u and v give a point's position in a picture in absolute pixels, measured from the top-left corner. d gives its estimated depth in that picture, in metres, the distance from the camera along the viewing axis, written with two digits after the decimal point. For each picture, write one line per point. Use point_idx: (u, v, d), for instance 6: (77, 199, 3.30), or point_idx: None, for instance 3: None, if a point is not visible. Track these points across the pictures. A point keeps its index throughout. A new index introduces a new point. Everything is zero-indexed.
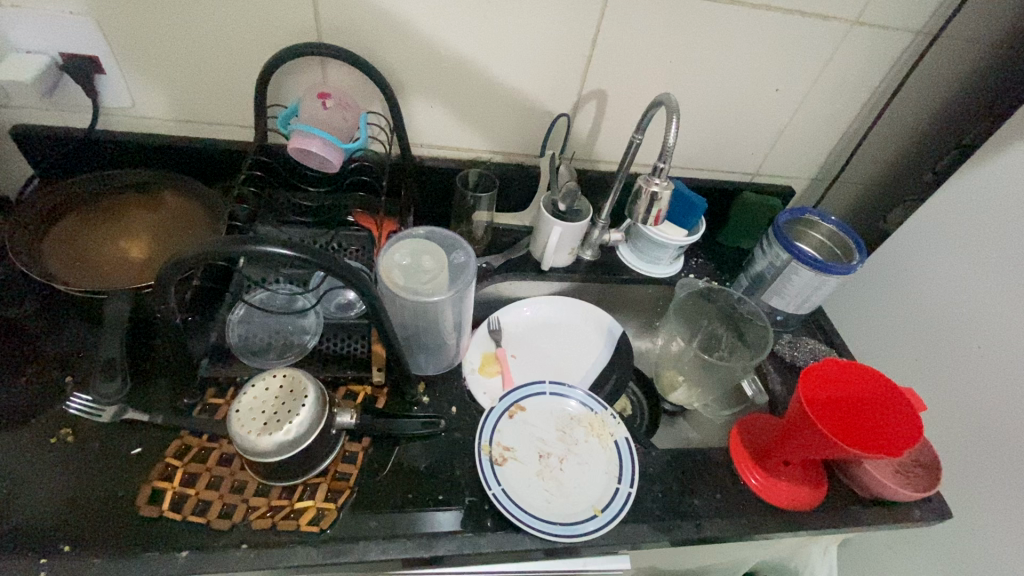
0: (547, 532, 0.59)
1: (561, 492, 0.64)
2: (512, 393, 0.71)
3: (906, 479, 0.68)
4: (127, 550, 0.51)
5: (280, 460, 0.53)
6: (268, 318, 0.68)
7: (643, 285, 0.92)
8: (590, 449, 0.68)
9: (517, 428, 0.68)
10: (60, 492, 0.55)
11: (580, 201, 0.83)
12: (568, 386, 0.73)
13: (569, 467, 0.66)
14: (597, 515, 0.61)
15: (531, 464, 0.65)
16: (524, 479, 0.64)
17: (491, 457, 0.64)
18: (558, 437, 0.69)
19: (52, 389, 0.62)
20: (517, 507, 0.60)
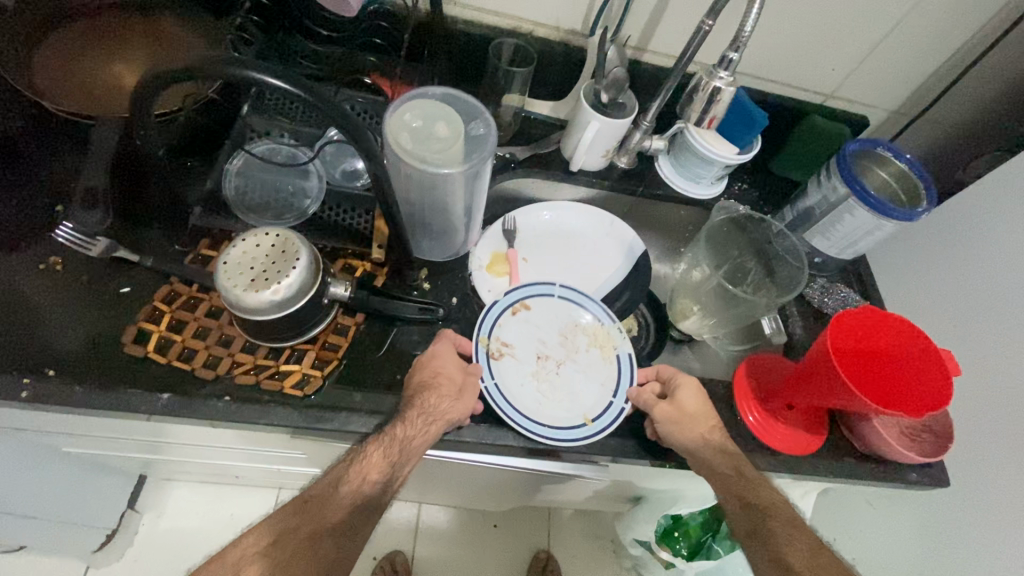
0: (532, 432, 0.58)
1: (553, 397, 0.62)
2: (522, 288, 0.67)
3: (910, 442, 0.65)
4: (111, 384, 0.52)
5: (266, 320, 0.51)
6: (268, 175, 0.63)
7: (677, 204, 0.85)
8: (591, 358, 0.66)
9: (519, 324, 0.66)
10: (47, 317, 0.54)
11: (626, 95, 0.74)
12: (583, 294, 0.69)
13: (566, 373, 0.64)
14: (585, 425, 0.61)
15: (527, 362, 0.64)
16: (519, 378, 0.62)
17: (487, 351, 0.62)
18: (560, 342, 0.66)
19: (42, 216, 0.59)
20: (505, 406, 0.59)
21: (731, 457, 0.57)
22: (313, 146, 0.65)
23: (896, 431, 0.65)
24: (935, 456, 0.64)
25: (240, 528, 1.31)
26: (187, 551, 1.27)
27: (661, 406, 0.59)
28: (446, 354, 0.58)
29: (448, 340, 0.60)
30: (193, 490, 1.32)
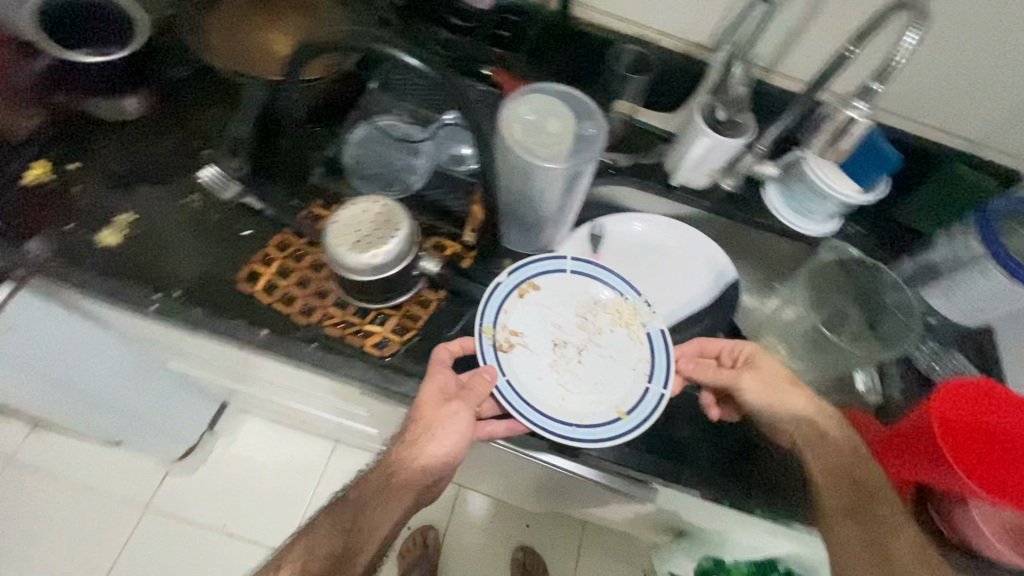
0: (567, 438, 0.56)
1: (580, 389, 0.60)
2: (523, 268, 0.62)
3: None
4: (222, 312, 0.58)
5: (361, 281, 0.55)
6: (383, 148, 0.67)
7: (778, 237, 0.80)
8: (615, 340, 0.63)
9: (524, 307, 0.62)
10: (181, 245, 0.62)
11: (745, 115, 0.70)
12: (595, 267, 0.65)
13: (587, 360, 0.61)
14: (622, 419, 0.58)
15: (540, 352, 0.61)
16: (536, 373, 0.60)
17: (494, 342, 0.59)
18: (576, 327, 0.63)
19: (191, 157, 0.67)
20: (526, 409, 0.57)
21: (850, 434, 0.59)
22: (427, 127, 0.68)
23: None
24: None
25: (297, 470, 1.41)
26: (249, 480, 1.38)
27: (748, 377, 0.61)
28: (433, 390, 0.55)
29: (439, 369, 0.56)
30: (262, 426, 1.44)
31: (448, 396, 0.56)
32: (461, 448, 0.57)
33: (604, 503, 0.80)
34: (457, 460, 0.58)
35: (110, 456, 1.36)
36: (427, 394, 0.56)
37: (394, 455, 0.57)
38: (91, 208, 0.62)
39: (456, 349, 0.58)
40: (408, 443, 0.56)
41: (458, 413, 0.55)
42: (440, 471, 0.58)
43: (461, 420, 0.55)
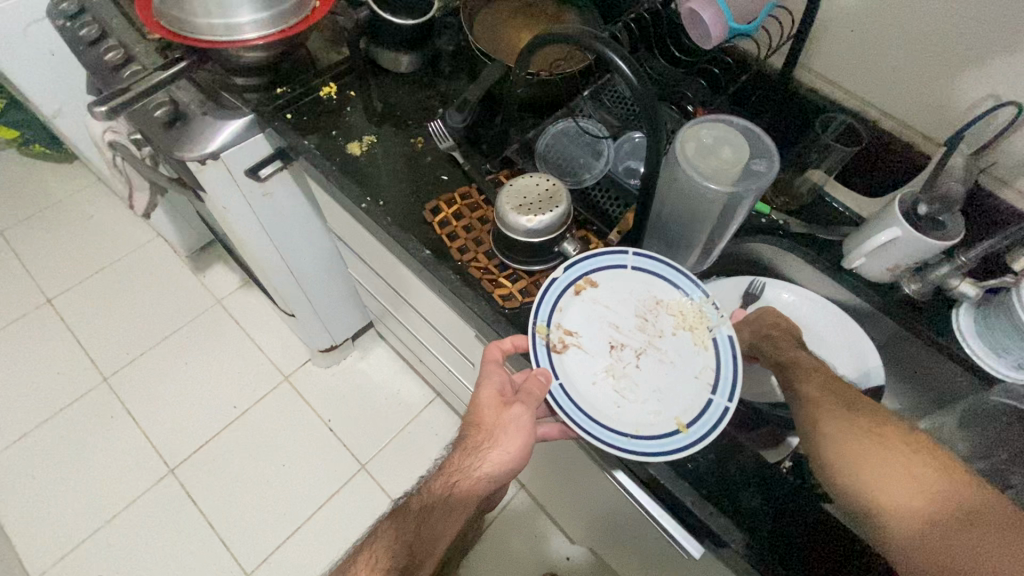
0: (622, 448, 0.58)
1: (635, 397, 0.61)
2: (581, 267, 0.65)
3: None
4: (404, 227, 0.73)
5: (512, 238, 0.64)
6: (571, 144, 0.76)
7: (953, 363, 0.69)
8: (675, 346, 0.63)
9: (581, 308, 0.65)
10: (395, 169, 0.78)
11: (953, 217, 0.65)
12: (658, 266, 0.66)
13: (644, 365, 0.63)
14: (681, 432, 0.59)
15: (594, 356, 0.63)
16: (589, 375, 0.62)
17: (549, 343, 0.63)
18: (635, 329, 0.64)
19: (428, 109, 0.84)
20: (577, 416, 0.59)
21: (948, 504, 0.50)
22: (616, 139, 0.76)
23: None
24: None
25: (398, 403, 1.59)
26: (361, 393, 1.60)
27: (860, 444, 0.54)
28: (494, 394, 0.68)
29: (492, 368, 0.67)
30: (387, 355, 1.66)
31: (503, 403, 0.67)
32: (518, 461, 0.68)
33: (652, 544, 0.79)
34: (509, 470, 0.69)
35: (278, 330, 1.69)
36: (488, 398, 0.67)
37: (458, 463, 0.68)
38: (352, 124, 0.82)
39: (509, 346, 0.65)
40: (470, 451, 0.68)
41: (518, 417, 0.66)
42: (495, 481, 0.68)
43: (519, 429, 0.66)
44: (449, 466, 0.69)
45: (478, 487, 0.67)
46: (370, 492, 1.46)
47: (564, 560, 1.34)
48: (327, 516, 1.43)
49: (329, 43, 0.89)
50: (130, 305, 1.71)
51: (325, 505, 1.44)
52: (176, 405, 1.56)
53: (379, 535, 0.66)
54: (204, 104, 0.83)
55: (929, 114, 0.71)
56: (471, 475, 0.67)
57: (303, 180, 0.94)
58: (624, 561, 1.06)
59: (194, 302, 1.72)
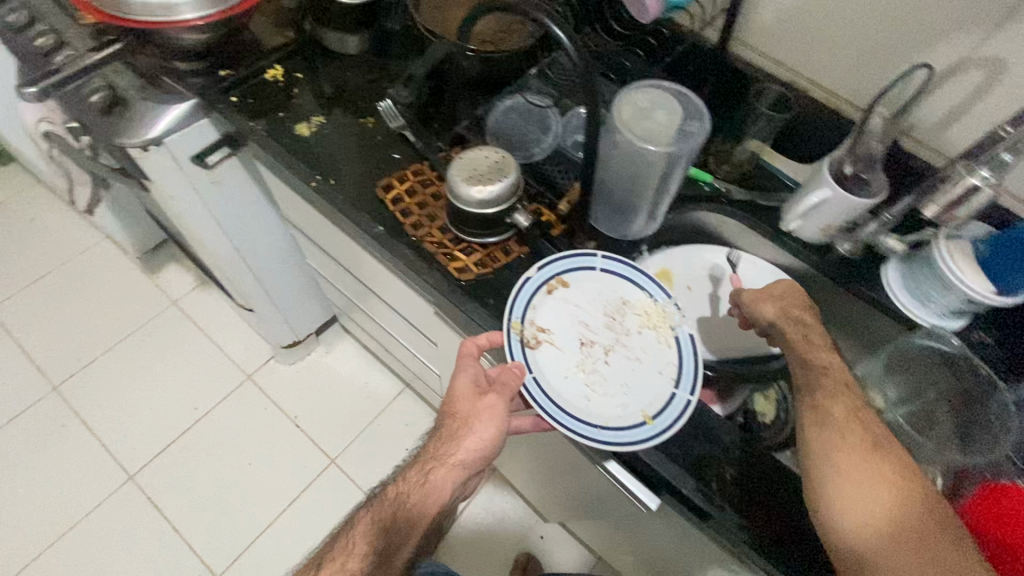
0: (593, 438, 0.61)
1: (606, 392, 0.64)
2: (554, 266, 0.68)
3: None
4: (356, 204, 0.73)
5: (463, 210, 0.65)
6: (521, 121, 0.78)
7: (883, 315, 0.74)
8: (642, 344, 0.67)
9: (553, 306, 0.67)
10: (347, 149, 0.78)
11: (876, 175, 0.70)
12: (625, 266, 0.69)
13: (614, 360, 0.66)
14: (648, 424, 0.62)
15: (567, 352, 0.66)
16: (562, 371, 0.64)
17: (523, 339, 0.65)
18: (604, 327, 0.67)
19: (377, 89, 0.84)
20: (552, 409, 0.61)
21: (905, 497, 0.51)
22: (564, 114, 0.78)
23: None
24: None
25: (368, 396, 1.58)
26: (329, 388, 1.58)
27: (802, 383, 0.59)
28: (470, 385, 0.69)
29: (469, 359, 0.68)
30: (354, 348, 1.64)
31: (480, 394, 0.69)
32: (492, 447, 0.69)
33: (619, 508, 0.82)
34: (484, 456, 0.70)
35: (239, 328, 1.65)
36: (463, 389, 0.68)
37: (434, 451, 0.69)
38: (301, 106, 0.82)
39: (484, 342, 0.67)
40: (447, 439, 0.69)
41: (495, 404, 0.67)
42: (470, 467, 0.70)
43: (495, 416, 0.67)
44: (426, 453, 0.70)
45: (453, 473, 0.68)
46: (342, 487, 1.45)
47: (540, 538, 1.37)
48: (299, 513, 1.41)
49: (273, 26, 0.87)
50: (80, 309, 1.64)
51: (296, 502, 1.42)
52: (133, 411, 1.51)
53: (354, 527, 0.68)
54: (144, 88, 0.80)
55: (852, 81, 0.75)
56: (446, 462, 0.68)
57: (254, 165, 0.92)
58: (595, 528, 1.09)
59: (149, 304, 1.67)
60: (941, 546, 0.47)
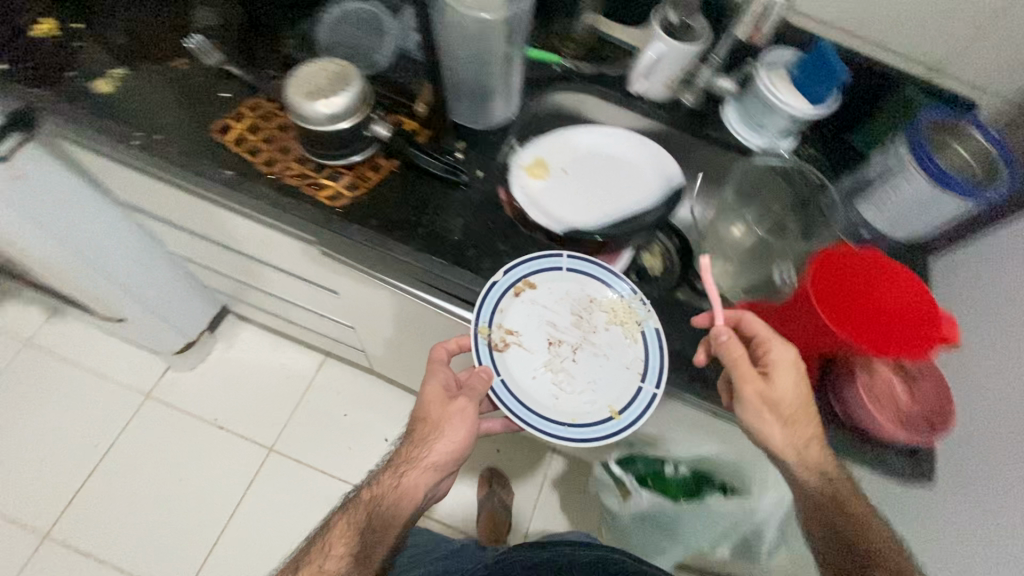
0: (559, 436, 0.63)
1: (574, 389, 0.65)
2: (520, 269, 0.67)
3: (761, 416, 0.59)
4: (196, 153, 0.66)
5: (315, 131, 0.61)
6: (353, 30, 0.74)
7: (731, 151, 0.82)
8: (609, 343, 0.67)
9: (520, 308, 0.67)
10: (164, 97, 0.69)
11: (696, 20, 0.76)
12: (591, 267, 0.69)
13: (580, 358, 0.67)
14: (614, 418, 0.64)
15: (534, 352, 0.67)
16: (531, 367, 0.66)
17: (490, 342, 0.65)
18: (570, 326, 0.68)
19: (176, 24, 0.73)
20: (518, 407, 0.63)
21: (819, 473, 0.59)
22: (396, 14, 0.74)
23: (755, 394, 0.58)
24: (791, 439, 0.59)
25: (289, 376, 1.51)
26: (243, 382, 1.49)
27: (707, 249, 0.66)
28: (438, 388, 0.67)
29: (440, 364, 0.68)
30: (258, 334, 1.54)
31: (450, 398, 0.66)
32: (463, 448, 0.67)
33: None
34: (454, 459, 0.67)
35: (117, 348, 1.48)
36: (433, 393, 0.66)
37: (406, 454, 0.67)
38: (91, 60, 0.70)
39: (453, 346, 0.69)
40: (416, 442, 0.66)
41: (466, 407, 0.65)
42: (444, 471, 0.67)
43: (467, 418, 0.65)
44: (399, 455, 0.67)
45: (426, 477, 0.65)
46: (290, 470, 1.41)
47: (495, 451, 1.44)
48: (251, 510, 1.36)
49: None
50: None
51: (244, 501, 1.37)
52: (22, 470, 1.33)
53: (330, 534, 0.67)
54: None
55: None
56: (417, 466, 0.65)
57: (61, 148, 0.80)
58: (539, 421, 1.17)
59: None
60: (843, 513, 0.59)
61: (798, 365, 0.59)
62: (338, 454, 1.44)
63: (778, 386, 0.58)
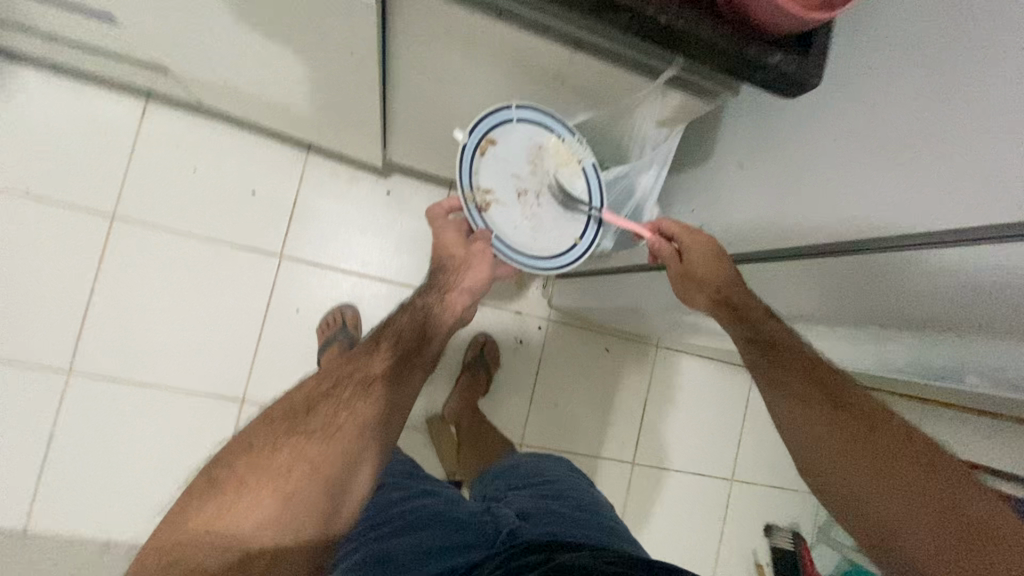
0: (548, 266, 0.82)
1: (544, 228, 0.82)
2: (481, 130, 0.76)
3: (683, 289, 0.76)
4: None
5: None
6: None
7: None
8: (561, 180, 0.82)
9: (489, 165, 0.78)
10: None
11: None
12: (537, 110, 0.78)
13: (544, 203, 0.82)
14: (578, 243, 0.83)
15: (510, 203, 0.80)
16: (508, 215, 0.80)
17: (476, 205, 0.78)
18: (530, 173, 0.81)
19: None
20: (511, 252, 0.79)
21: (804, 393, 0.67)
22: None
23: (677, 274, 0.76)
24: (713, 300, 0.73)
25: (103, 127, 1.23)
26: (48, 141, 1.21)
27: None
28: (454, 237, 0.83)
29: (441, 221, 0.84)
30: (44, 78, 1.20)
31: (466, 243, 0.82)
32: (485, 286, 0.83)
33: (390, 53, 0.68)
34: (480, 292, 0.84)
35: None
36: (448, 241, 0.83)
37: (446, 280, 0.81)
38: None
39: (446, 206, 0.85)
40: (453, 273, 0.81)
41: (485, 247, 0.78)
42: (471, 297, 0.83)
43: (487, 259, 0.80)
44: (438, 281, 0.81)
45: (461, 301, 0.82)
46: (145, 234, 1.25)
47: (385, 195, 1.38)
48: (113, 279, 1.23)
49: None
50: None
51: (103, 274, 1.22)
52: None
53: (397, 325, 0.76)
54: None
55: None
56: (455, 291, 0.81)
57: None
58: (408, 130, 1.03)
59: None
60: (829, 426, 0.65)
61: (711, 248, 0.74)
62: (197, 212, 1.27)
63: (689, 264, 0.75)
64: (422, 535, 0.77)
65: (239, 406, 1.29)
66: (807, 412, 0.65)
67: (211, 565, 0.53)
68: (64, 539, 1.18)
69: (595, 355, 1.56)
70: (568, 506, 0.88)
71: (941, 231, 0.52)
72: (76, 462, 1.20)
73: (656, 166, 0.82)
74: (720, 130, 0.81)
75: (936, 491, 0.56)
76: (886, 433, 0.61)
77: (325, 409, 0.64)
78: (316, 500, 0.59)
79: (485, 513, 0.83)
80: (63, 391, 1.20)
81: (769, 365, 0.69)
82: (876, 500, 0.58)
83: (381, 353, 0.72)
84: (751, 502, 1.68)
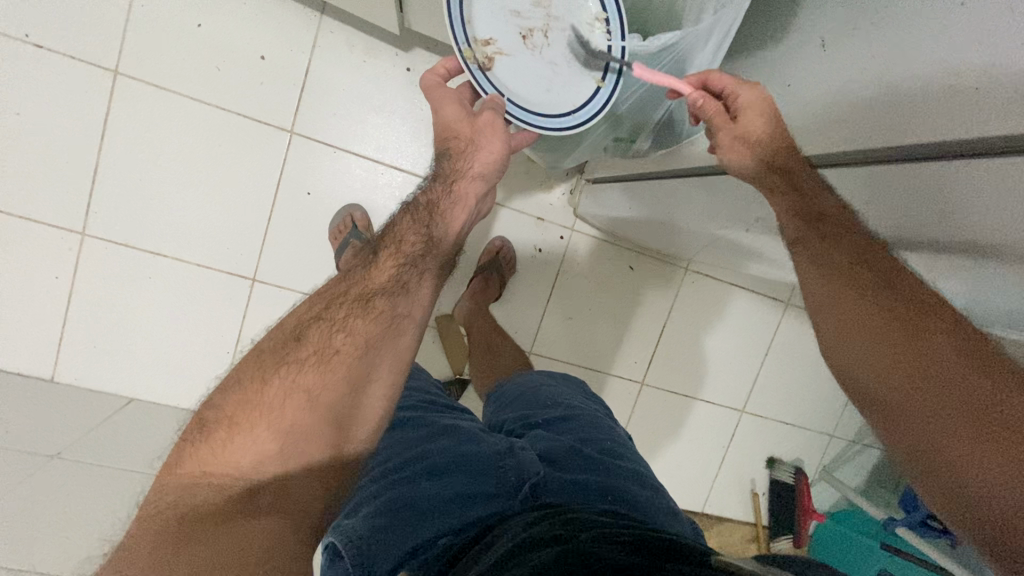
0: (572, 125, 0.72)
1: (560, 75, 0.71)
2: None
3: (730, 151, 0.64)
4: None
5: None
6: None
7: None
8: (568, 9, 0.70)
9: (483, 11, 0.68)
10: None
11: None
12: None
13: (554, 39, 0.71)
14: (603, 86, 0.72)
15: (518, 55, 0.70)
16: (517, 68, 0.70)
17: (479, 62, 0.68)
18: (531, 7, 0.69)
19: None
20: (530, 116, 0.70)
21: (875, 306, 0.56)
22: None
23: (729, 136, 0.64)
24: (763, 162, 0.63)
25: None
26: None
27: None
28: (456, 112, 0.71)
29: (435, 89, 0.73)
30: None
31: (471, 116, 0.70)
32: (501, 161, 0.72)
33: None
34: (495, 173, 0.73)
35: None
36: (449, 119, 0.71)
37: (451, 168, 0.71)
38: None
39: (441, 72, 0.73)
40: (459, 156, 0.70)
41: (495, 118, 0.69)
42: (486, 182, 0.72)
43: (499, 131, 0.69)
44: (443, 170, 0.71)
45: (475, 187, 0.71)
46: (150, 95, 1.17)
47: (404, 72, 1.25)
48: (119, 142, 1.18)
49: None
50: None
51: (108, 135, 1.17)
52: None
53: (396, 228, 0.68)
54: None
55: None
56: (465, 177, 0.71)
57: None
58: None
59: None
60: (893, 344, 0.54)
61: (766, 108, 0.63)
62: (202, 74, 1.18)
63: (746, 124, 0.63)
64: (433, 484, 0.63)
65: (250, 284, 1.28)
66: (849, 293, 0.59)
67: (210, 502, 0.52)
68: (89, 393, 1.25)
69: (618, 271, 1.48)
70: (601, 452, 0.73)
71: (941, 143, 0.45)
72: (94, 322, 1.24)
73: (715, 38, 0.70)
74: (798, 7, 0.65)
75: (957, 379, 0.49)
76: (945, 326, 0.51)
77: (317, 334, 0.60)
78: (314, 426, 0.57)
79: (506, 453, 0.68)
80: (78, 252, 1.20)
81: (815, 243, 0.62)
82: (904, 386, 0.52)
83: (381, 260, 0.66)
84: (759, 433, 1.65)
